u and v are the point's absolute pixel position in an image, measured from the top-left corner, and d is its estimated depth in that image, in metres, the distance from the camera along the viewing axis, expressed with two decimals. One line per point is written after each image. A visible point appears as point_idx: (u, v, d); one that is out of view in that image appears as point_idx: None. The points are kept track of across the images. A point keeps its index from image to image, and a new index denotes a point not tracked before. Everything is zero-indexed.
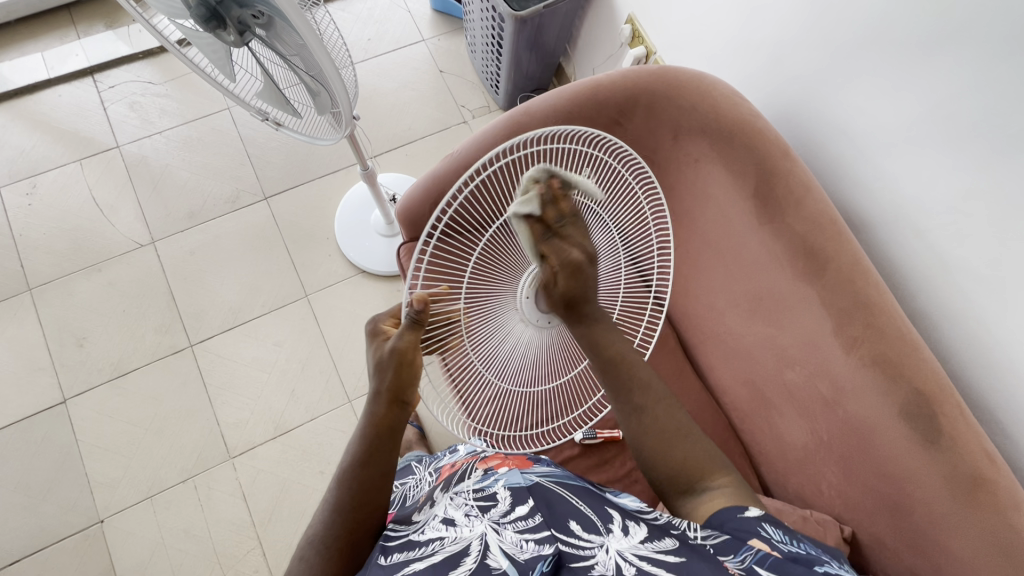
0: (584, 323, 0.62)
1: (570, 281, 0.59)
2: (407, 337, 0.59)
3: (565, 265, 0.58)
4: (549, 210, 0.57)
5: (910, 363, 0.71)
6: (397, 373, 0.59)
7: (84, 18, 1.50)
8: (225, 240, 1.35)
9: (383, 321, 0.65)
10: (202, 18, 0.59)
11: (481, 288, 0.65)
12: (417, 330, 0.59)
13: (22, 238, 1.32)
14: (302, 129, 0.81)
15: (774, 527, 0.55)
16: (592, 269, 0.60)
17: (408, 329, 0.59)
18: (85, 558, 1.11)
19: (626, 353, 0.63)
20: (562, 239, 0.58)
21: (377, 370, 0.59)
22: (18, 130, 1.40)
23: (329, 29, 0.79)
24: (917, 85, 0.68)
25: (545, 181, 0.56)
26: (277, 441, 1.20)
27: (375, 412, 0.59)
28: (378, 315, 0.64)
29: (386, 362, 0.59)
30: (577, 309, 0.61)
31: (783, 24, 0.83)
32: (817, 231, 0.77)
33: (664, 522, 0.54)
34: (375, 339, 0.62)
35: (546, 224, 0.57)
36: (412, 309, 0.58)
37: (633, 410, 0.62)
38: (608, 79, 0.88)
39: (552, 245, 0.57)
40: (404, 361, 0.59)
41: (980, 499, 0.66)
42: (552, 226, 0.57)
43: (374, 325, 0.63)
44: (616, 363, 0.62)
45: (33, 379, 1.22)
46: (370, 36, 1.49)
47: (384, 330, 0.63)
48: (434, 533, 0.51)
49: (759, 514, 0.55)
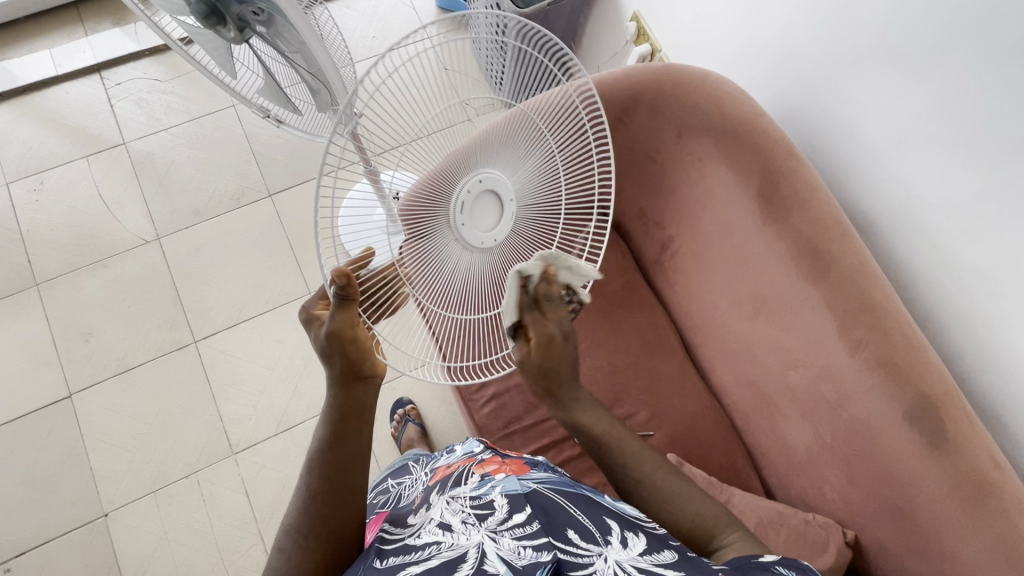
0: (556, 408, 0.62)
1: (542, 358, 0.58)
2: (341, 316, 0.56)
3: (541, 342, 0.57)
4: (539, 287, 0.58)
5: (918, 368, 0.70)
6: (346, 353, 0.56)
7: (92, 16, 1.51)
8: (229, 237, 1.35)
9: (314, 305, 0.62)
10: (202, 15, 0.59)
11: (421, 223, 0.70)
12: (350, 307, 0.55)
13: (30, 233, 1.33)
14: (303, 127, 0.80)
15: (789, 569, 0.51)
16: (569, 352, 0.59)
17: (339, 309, 0.55)
18: (89, 552, 1.12)
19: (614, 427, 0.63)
20: (544, 317, 0.58)
21: (326, 357, 0.57)
22: (26, 127, 1.41)
23: (331, 28, 0.79)
24: (930, 86, 0.67)
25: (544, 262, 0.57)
26: (280, 438, 1.20)
27: (336, 400, 0.57)
28: (307, 301, 0.62)
29: (330, 347, 0.56)
30: (551, 386, 0.60)
31: (791, 22, 0.81)
32: (824, 232, 0.76)
33: (662, 534, 0.55)
34: (311, 327, 0.60)
35: (531, 299, 0.58)
36: (336, 285, 0.54)
37: (634, 483, 0.60)
38: (611, 76, 0.87)
39: (535, 321, 0.58)
40: (345, 341, 0.56)
41: (985, 505, 0.65)
42: (537, 304, 0.58)
43: (305, 313, 0.61)
44: (606, 442, 0.62)
45: (39, 373, 1.23)
46: (375, 34, 1.49)
47: (316, 314, 0.61)
48: (430, 537, 0.51)
49: (774, 558, 0.53)
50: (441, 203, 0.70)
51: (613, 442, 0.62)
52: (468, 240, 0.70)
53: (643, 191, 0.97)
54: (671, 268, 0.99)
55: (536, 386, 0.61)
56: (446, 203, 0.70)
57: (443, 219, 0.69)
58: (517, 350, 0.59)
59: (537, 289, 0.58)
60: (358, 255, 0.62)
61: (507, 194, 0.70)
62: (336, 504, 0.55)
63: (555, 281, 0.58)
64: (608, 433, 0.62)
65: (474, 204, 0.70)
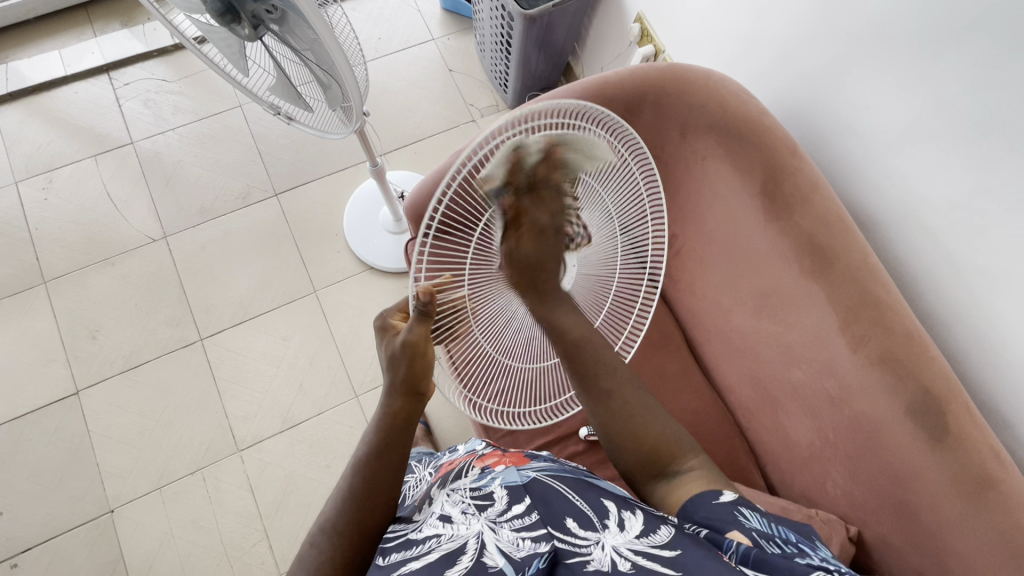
0: (537, 305, 0.63)
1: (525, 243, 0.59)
2: (417, 329, 0.57)
3: (532, 228, 0.59)
4: (541, 169, 0.56)
5: (920, 361, 0.70)
6: (411, 364, 0.58)
7: (101, 16, 1.53)
8: (236, 235, 1.36)
9: (391, 315, 0.64)
10: (218, 13, 0.60)
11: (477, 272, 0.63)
12: (427, 323, 0.57)
13: (38, 231, 1.34)
14: (313, 124, 0.82)
15: (750, 510, 0.57)
16: (552, 245, 0.61)
17: (416, 322, 0.57)
18: (94, 547, 1.12)
19: (587, 331, 0.65)
20: (530, 203, 0.58)
21: (389, 364, 0.59)
22: (34, 126, 1.42)
23: (344, 28, 0.80)
24: (931, 84, 0.68)
25: (550, 144, 0.55)
26: (284, 435, 1.21)
27: (390, 404, 0.60)
28: (385, 310, 0.64)
29: (399, 355, 0.58)
30: (532, 278, 0.62)
31: (794, 22, 0.83)
32: (827, 229, 0.77)
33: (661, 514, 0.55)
34: (385, 335, 0.61)
35: (527, 183, 0.56)
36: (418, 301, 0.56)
37: (606, 393, 0.63)
38: (616, 75, 0.87)
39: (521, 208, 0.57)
40: (416, 353, 0.58)
41: (983, 497, 0.66)
42: (528, 189, 0.57)
43: (382, 321, 0.62)
44: (578, 346, 0.63)
45: (46, 370, 1.24)
46: (380, 35, 1.51)
47: (394, 325, 0.62)
48: (431, 530, 0.52)
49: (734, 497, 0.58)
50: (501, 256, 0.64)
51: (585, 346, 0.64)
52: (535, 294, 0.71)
53: None
54: (674, 267, 1.00)
55: (519, 278, 0.62)
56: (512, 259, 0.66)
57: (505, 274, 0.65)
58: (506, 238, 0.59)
59: (538, 170, 0.56)
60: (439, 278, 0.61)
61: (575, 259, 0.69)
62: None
63: (559, 172, 0.57)
64: (583, 337, 0.64)
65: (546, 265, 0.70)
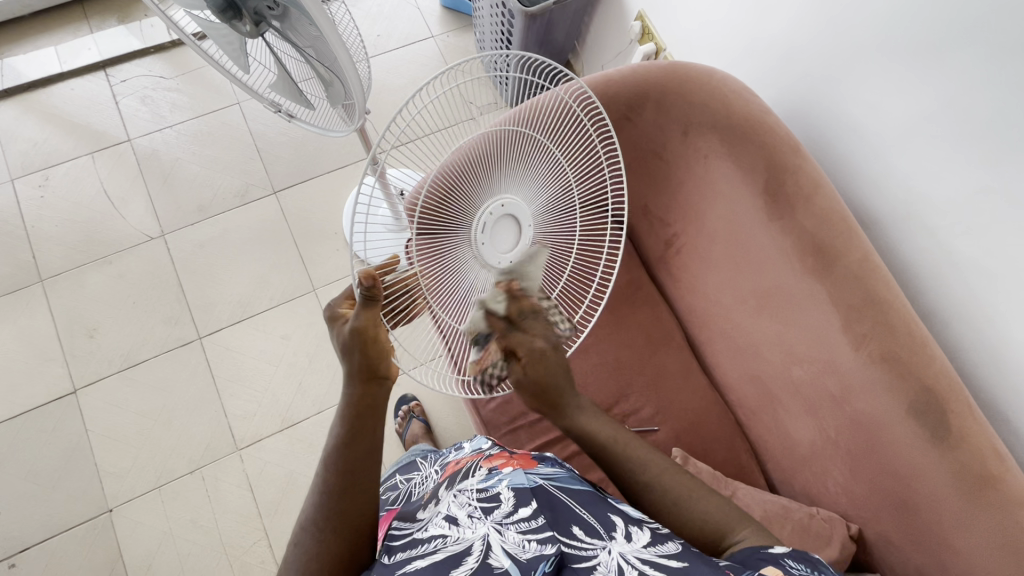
0: (559, 419, 0.62)
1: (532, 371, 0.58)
2: (365, 316, 0.57)
3: (529, 355, 0.58)
4: (512, 308, 0.58)
5: (921, 361, 0.71)
6: (364, 352, 0.56)
7: (98, 13, 1.52)
8: (234, 233, 1.35)
9: (339, 304, 0.62)
10: (219, 8, 0.60)
11: (435, 239, 0.66)
12: (374, 306, 0.57)
13: (34, 229, 1.33)
14: (315, 122, 0.81)
15: (798, 562, 0.51)
16: (559, 359, 0.60)
17: (363, 309, 0.56)
18: (92, 547, 1.12)
19: (620, 433, 0.62)
20: (522, 332, 0.58)
21: (343, 353, 0.57)
22: (31, 123, 1.41)
23: (346, 24, 0.80)
24: (933, 83, 0.68)
25: (505, 284, 0.60)
26: (283, 434, 1.21)
27: (351, 393, 0.57)
28: (333, 300, 0.62)
29: (350, 344, 0.56)
30: (550, 399, 0.60)
31: (795, 21, 0.83)
32: (828, 228, 0.77)
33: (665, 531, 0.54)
34: (335, 324, 0.59)
35: (507, 321, 0.58)
36: (362, 285, 0.56)
37: (643, 487, 0.60)
38: (619, 74, 0.87)
39: (513, 339, 0.58)
40: (366, 339, 0.56)
41: (985, 496, 0.66)
42: (511, 321, 0.58)
43: (330, 310, 0.60)
44: (610, 446, 0.61)
45: (43, 369, 1.24)
46: (379, 33, 1.50)
47: (343, 313, 0.60)
48: (436, 530, 0.52)
49: (784, 550, 0.53)
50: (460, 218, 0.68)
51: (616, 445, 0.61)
52: (487, 259, 0.68)
53: (650, 188, 0.98)
54: (675, 266, 1.00)
55: (538, 404, 0.61)
56: (466, 222, 0.68)
57: (462, 238, 0.67)
58: (512, 372, 0.58)
59: (509, 308, 0.58)
60: (384, 260, 0.62)
61: (527, 217, 0.69)
62: (358, 497, 0.54)
63: (524, 296, 0.60)
64: (613, 439, 0.61)
65: (494, 225, 0.68)
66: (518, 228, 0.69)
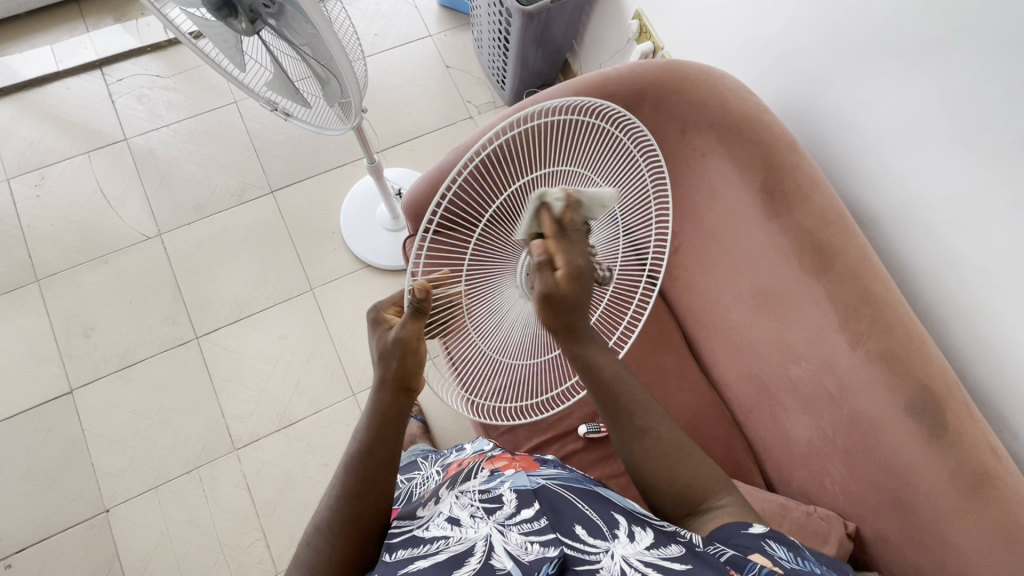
0: (572, 343, 0.60)
1: (569, 287, 0.56)
2: (410, 327, 0.56)
3: (571, 270, 0.56)
4: (567, 213, 0.56)
5: (919, 359, 0.70)
6: (403, 362, 0.56)
7: (93, 11, 1.51)
8: (231, 232, 1.35)
9: (384, 308, 0.61)
10: (214, 7, 0.59)
11: (482, 269, 0.64)
12: (422, 319, 0.56)
13: (30, 229, 1.33)
14: (310, 121, 0.81)
15: (779, 545, 0.53)
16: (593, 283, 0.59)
17: (410, 319, 0.56)
18: (89, 547, 1.11)
19: (622, 373, 0.61)
20: (568, 241, 0.57)
21: (381, 359, 0.57)
22: (27, 123, 1.41)
23: (343, 23, 0.79)
24: (932, 80, 0.67)
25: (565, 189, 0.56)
26: (281, 434, 1.20)
27: (380, 399, 0.57)
28: (379, 302, 0.61)
29: (391, 352, 0.55)
30: (572, 324, 0.59)
31: (793, 21, 0.83)
32: (826, 227, 0.77)
33: (673, 529, 0.54)
34: (378, 328, 0.59)
35: (559, 226, 0.57)
36: (414, 297, 0.56)
37: (637, 432, 0.59)
38: (616, 72, 0.87)
39: (561, 247, 0.56)
40: (408, 350, 0.56)
41: (983, 494, 0.66)
42: (562, 229, 0.57)
43: (375, 313, 0.60)
44: (612, 385, 0.60)
45: (39, 369, 1.23)
46: (376, 32, 1.50)
47: (388, 318, 0.60)
48: (439, 531, 0.51)
49: (764, 531, 0.54)
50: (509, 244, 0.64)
51: (617, 386, 0.60)
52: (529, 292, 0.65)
53: None
54: (674, 265, 0.99)
55: (554, 323, 0.59)
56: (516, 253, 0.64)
57: (509, 267, 0.64)
58: (542, 281, 0.57)
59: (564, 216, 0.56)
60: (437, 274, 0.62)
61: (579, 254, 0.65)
62: (358, 501, 0.54)
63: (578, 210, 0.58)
64: (618, 375, 0.60)
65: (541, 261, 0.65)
66: None
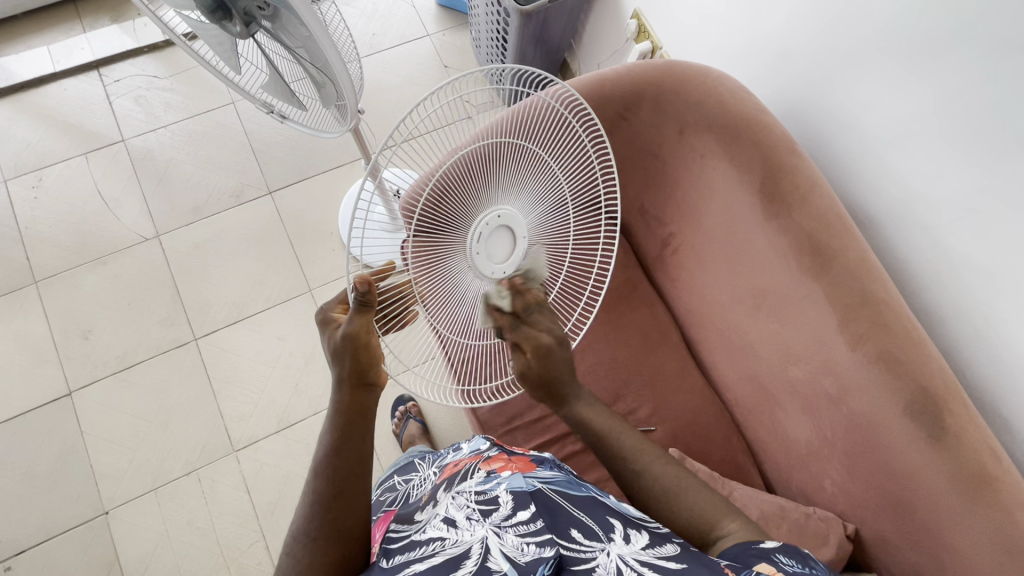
0: (556, 406, 0.61)
1: (541, 363, 0.58)
2: (358, 322, 0.56)
3: (537, 350, 0.57)
4: (517, 303, 0.59)
5: (919, 361, 0.70)
6: (356, 359, 0.55)
7: (90, 12, 1.51)
8: (230, 233, 1.35)
9: (332, 308, 0.61)
10: (209, 9, 0.60)
11: (428, 246, 0.65)
12: (367, 313, 0.55)
13: (28, 231, 1.33)
14: (306, 123, 0.81)
15: (789, 558, 0.52)
16: (566, 352, 0.59)
17: (356, 314, 0.55)
18: (89, 550, 1.11)
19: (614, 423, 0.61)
20: (530, 326, 0.58)
21: (334, 358, 0.56)
22: (23, 124, 1.40)
23: (337, 24, 0.79)
24: (931, 80, 0.67)
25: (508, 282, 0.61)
26: (280, 435, 1.20)
27: (339, 400, 0.55)
28: (326, 303, 0.60)
29: (342, 349, 0.55)
30: (557, 391, 0.60)
31: (791, 21, 0.82)
32: (824, 229, 0.77)
33: (665, 531, 0.55)
34: (326, 329, 0.58)
35: (514, 315, 0.59)
36: (357, 291, 0.55)
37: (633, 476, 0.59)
38: (614, 73, 0.87)
39: (522, 333, 0.58)
40: (359, 346, 0.55)
41: (983, 497, 0.66)
42: (519, 316, 0.59)
43: (323, 315, 0.60)
44: (605, 436, 0.60)
45: (38, 371, 1.23)
46: (374, 31, 1.49)
47: (335, 317, 0.59)
48: (435, 533, 0.51)
49: (775, 545, 0.53)
50: (456, 227, 0.66)
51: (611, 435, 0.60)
52: (481, 269, 0.65)
53: (647, 186, 0.97)
54: (672, 265, 0.99)
55: (541, 395, 0.60)
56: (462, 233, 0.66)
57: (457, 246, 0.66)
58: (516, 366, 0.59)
59: (514, 304, 0.59)
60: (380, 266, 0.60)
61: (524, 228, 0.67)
62: (354, 506, 0.54)
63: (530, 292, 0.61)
64: (608, 427, 0.61)
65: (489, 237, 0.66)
66: (514, 239, 0.66)
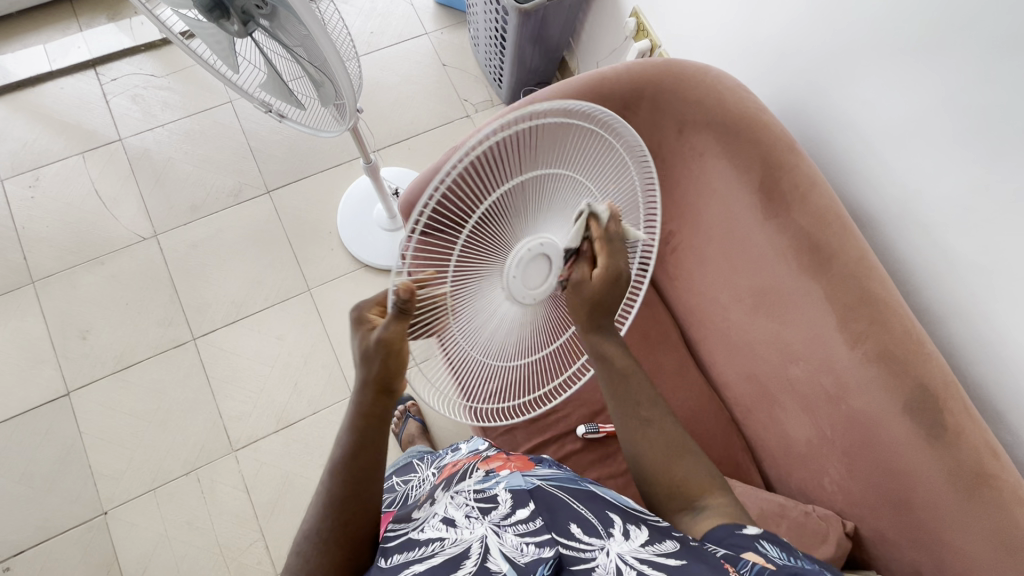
0: (591, 332, 0.62)
1: (605, 285, 0.59)
2: (394, 327, 0.51)
3: (608, 271, 0.58)
4: (611, 224, 0.59)
5: (919, 360, 0.70)
6: (386, 362, 0.52)
7: (86, 11, 1.50)
8: (228, 233, 1.34)
9: (368, 307, 0.55)
10: (206, 8, 0.59)
11: (470, 267, 0.55)
12: (406, 320, 0.50)
13: (25, 231, 1.32)
14: (305, 122, 0.81)
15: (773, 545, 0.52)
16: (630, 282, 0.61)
17: (395, 320, 0.50)
18: (87, 550, 1.11)
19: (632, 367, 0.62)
20: (614, 248, 0.59)
21: (363, 359, 0.53)
22: (20, 123, 1.40)
23: (335, 22, 0.79)
24: (930, 80, 0.67)
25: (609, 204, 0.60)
26: (279, 435, 1.20)
27: (360, 402, 0.54)
28: (362, 302, 0.55)
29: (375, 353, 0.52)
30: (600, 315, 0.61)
31: (790, 21, 0.82)
32: (823, 227, 0.77)
33: (665, 524, 0.54)
34: (361, 329, 0.54)
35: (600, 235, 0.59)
36: (397, 298, 0.49)
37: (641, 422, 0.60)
38: (613, 72, 0.85)
39: (604, 249, 0.59)
40: (393, 351, 0.52)
41: (982, 494, 0.66)
42: (607, 237, 0.59)
43: (358, 312, 0.54)
44: (625, 376, 0.61)
45: (36, 371, 1.23)
46: (372, 29, 1.49)
47: (373, 318, 0.55)
48: (434, 532, 0.51)
49: (757, 532, 0.53)
50: (497, 248, 0.56)
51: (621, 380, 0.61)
52: (516, 295, 0.58)
53: None
54: (672, 264, 0.99)
55: (585, 315, 0.61)
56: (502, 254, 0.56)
57: (496, 268, 0.57)
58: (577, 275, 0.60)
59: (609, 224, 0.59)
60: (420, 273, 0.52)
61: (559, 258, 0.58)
62: (356, 506, 0.54)
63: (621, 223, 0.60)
64: (626, 370, 0.61)
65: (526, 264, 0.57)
66: (551, 267, 0.58)
